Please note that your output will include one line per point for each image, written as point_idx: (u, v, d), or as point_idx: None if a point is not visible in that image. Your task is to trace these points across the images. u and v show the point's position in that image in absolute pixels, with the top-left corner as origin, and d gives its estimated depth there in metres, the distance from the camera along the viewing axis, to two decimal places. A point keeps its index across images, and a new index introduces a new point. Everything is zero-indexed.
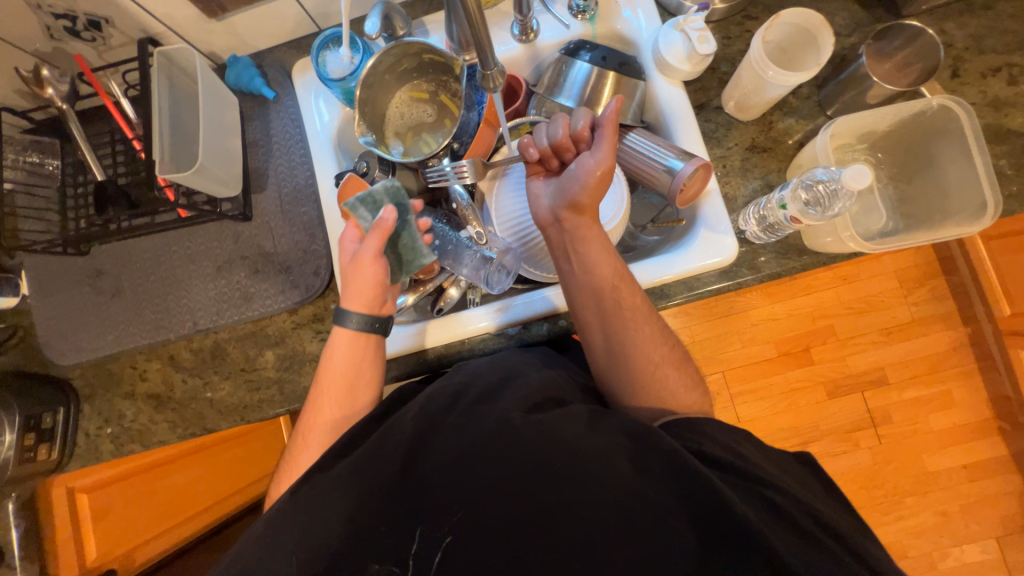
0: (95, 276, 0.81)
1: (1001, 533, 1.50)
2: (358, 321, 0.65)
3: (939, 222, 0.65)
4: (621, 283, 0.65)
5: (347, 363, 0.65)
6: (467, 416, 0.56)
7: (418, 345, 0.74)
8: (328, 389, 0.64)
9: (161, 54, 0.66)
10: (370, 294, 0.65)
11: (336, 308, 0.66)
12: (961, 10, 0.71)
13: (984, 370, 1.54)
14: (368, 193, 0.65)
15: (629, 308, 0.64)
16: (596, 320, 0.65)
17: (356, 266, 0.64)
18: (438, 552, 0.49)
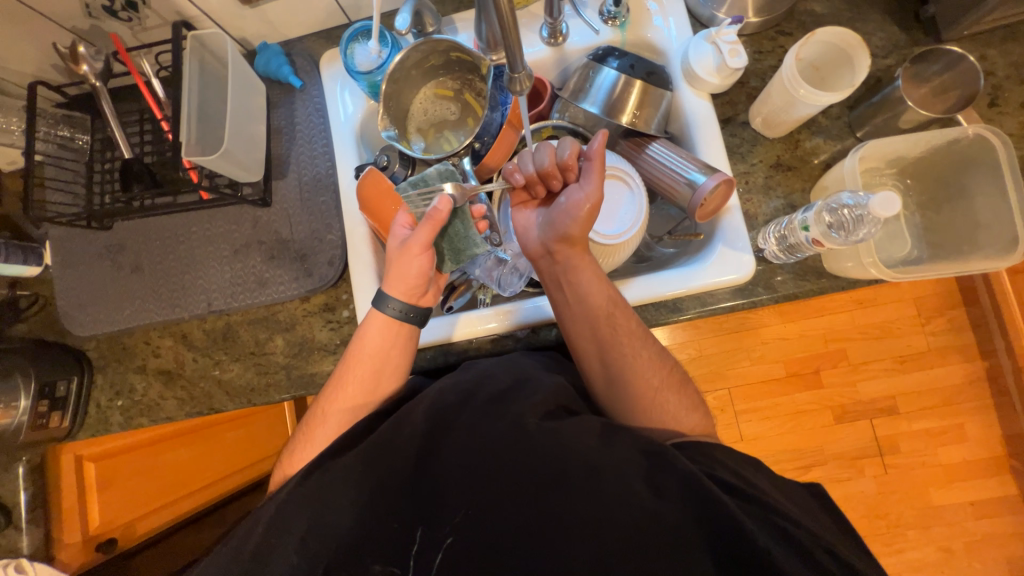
0: (115, 251, 0.83)
1: (1005, 574, 1.47)
2: (396, 310, 0.65)
3: (966, 254, 0.63)
4: (616, 309, 0.64)
5: (376, 349, 0.65)
6: (472, 416, 0.57)
7: (446, 337, 0.73)
8: (355, 373, 0.64)
9: (194, 38, 0.67)
10: (415, 283, 0.64)
11: (377, 291, 0.65)
12: (1005, 37, 0.69)
13: (1000, 406, 1.50)
14: (423, 178, 0.71)
15: (625, 332, 0.63)
16: (592, 347, 0.64)
17: (404, 252, 0.64)
18: (440, 551, 0.52)
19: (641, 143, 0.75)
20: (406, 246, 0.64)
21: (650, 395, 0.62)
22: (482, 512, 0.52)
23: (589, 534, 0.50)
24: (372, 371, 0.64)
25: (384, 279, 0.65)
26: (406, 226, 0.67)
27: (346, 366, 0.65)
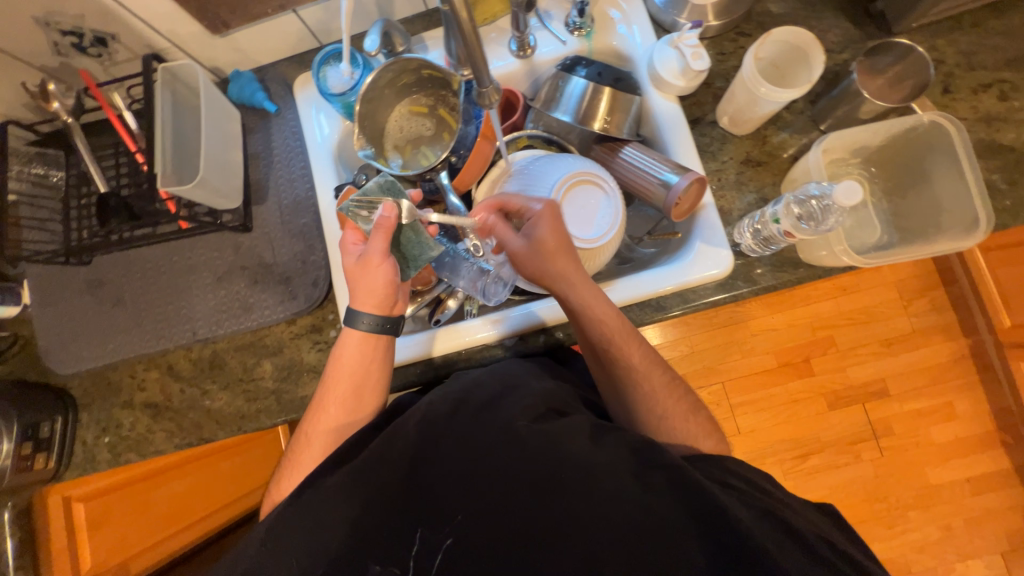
0: (95, 285, 0.82)
1: (1007, 547, 1.48)
2: (368, 323, 0.65)
3: (931, 236, 0.65)
4: (611, 342, 0.64)
5: (354, 366, 0.65)
6: (464, 427, 0.56)
7: (425, 353, 0.74)
8: (334, 391, 0.65)
9: (165, 70, 0.68)
10: (381, 292, 0.65)
11: (347, 309, 0.66)
12: (952, 27, 0.72)
13: (987, 381, 1.53)
14: (362, 193, 0.66)
15: (624, 358, 0.64)
16: (598, 368, 0.68)
17: (364, 267, 0.64)
18: (440, 554, 0.50)
19: (614, 148, 0.77)
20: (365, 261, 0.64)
21: (641, 394, 0.64)
22: (483, 516, 0.51)
23: (581, 531, 0.49)
24: (351, 386, 0.64)
25: (352, 297, 0.65)
26: (359, 242, 0.68)
27: (325, 386, 0.66)
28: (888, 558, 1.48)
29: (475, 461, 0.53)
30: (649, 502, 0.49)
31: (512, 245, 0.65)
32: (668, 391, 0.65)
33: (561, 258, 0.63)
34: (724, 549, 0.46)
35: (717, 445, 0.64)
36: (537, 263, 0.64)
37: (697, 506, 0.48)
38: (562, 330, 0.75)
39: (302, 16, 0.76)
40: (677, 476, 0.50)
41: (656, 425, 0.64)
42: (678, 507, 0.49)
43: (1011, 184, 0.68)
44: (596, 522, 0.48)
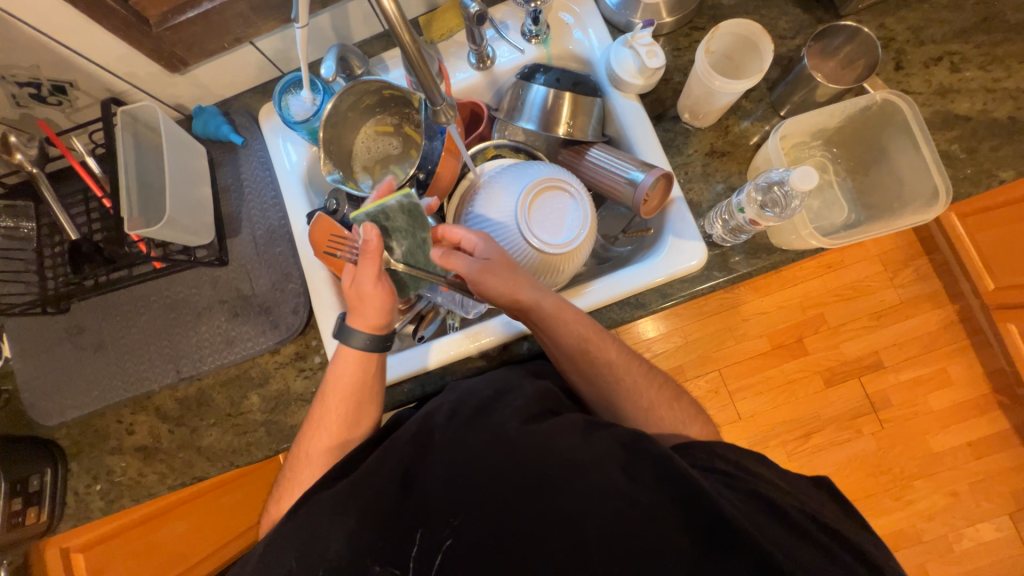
0: (75, 333, 0.81)
1: (1014, 508, 1.49)
2: (366, 341, 0.65)
3: (897, 212, 0.66)
4: (587, 342, 0.64)
5: (354, 379, 0.65)
6: (454, 430, 0.56)
7: (421, 366, 0.73)
8: (335, 406, 0.64)
9: (124, 113, 0.67)
10: (382, 313, 0.65)
11: (342, 326, 0.65)
12: (899, 5, 0.74)
13: (977, 345, 1.55)
14: (381, 210, 0.65)
15: (604, 359, 0.65)
16: (579, 379, 0.67)
17: (362, 292, 0.63)
18: (439, 556, 0.49)
19: (580, 151, 0.77)
20: (359, 286, 0.63)
21: (620, 382, 0.66)
22: (475, 520, 0.50)
23: (577, 525, 0.48)
24: (348, 398, 0.64)
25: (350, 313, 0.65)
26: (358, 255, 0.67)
27: (323, 402, 0.65)
28: (899, 530, 1.49)
29: (462, 469, 0.52)
30: (641, 498, 0.49)
31: (468, 274, 0.63)
32: (646, 375, 0.67)
33: (520, 271, 0.64)
34: (718, 543, 0.46)
35: (704, 427, 0.64)
36: (500, 280, 0.62)
37: (686, 495, 0.48)
38: None
39: (260, 47, 0.76)
40: (665, 466, 0.50)
41: (643, 412, 0.64)
42: (669, 504, 0.49)
43: (969, 153, 0.70)
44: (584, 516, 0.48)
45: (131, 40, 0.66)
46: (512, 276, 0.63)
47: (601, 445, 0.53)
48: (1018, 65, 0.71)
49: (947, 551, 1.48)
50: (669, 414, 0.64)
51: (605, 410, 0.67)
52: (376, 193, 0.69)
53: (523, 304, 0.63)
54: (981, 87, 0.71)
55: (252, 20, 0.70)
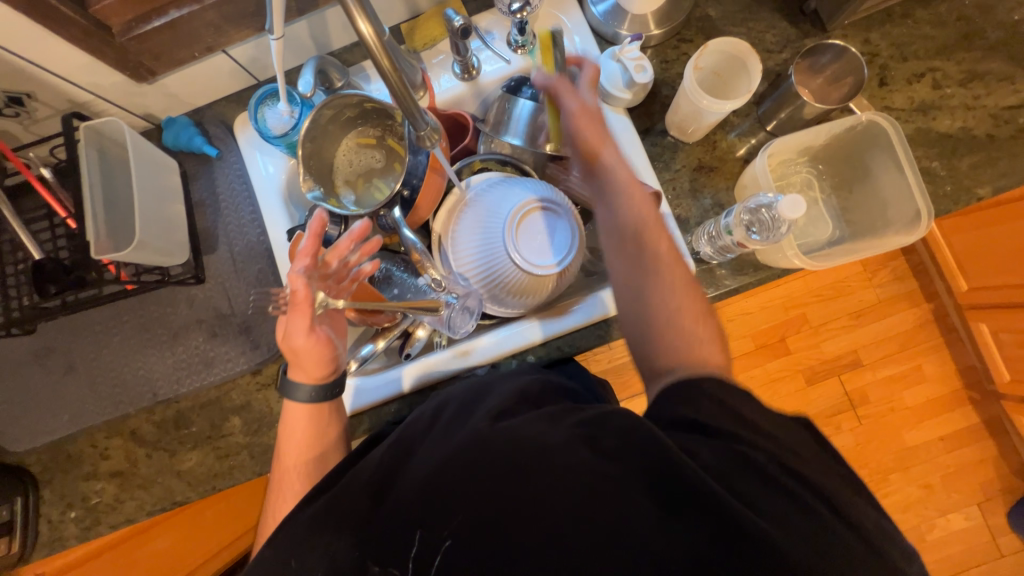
0: (43, 354, 0.78)
1: (982, 498, 1.56)
2: (309, 393, 0.62)
3: (880, 232, 0.66)
4: (642, 220, 0.56)
5: (305, 434, 0.62)
6: (430, 437, 0.48)
7: (396, 391, 0.74)
8: (291, 464, 0.60)
9: (87, 128, 0.64)
10: (321, 365, 0.61)
11: (284, 381, 0.63)
12: (883, 20, 0.74)
13: (951, 342, 1.60)
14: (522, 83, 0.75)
15: (656, 245, 0.54)
16: (622, 267, 0.55)
17: (296, 348, 0.60)
18: (438, 559, 0.40)
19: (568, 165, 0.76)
20: (292, 341, 0.60)
21: (657, 277, 0.53)
22: (476, 523, 0.40)
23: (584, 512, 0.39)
24: (301, 455, 0.61)
25: (290, 367, 0.63)
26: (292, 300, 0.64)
27: (277, 463, 0.61)
28: None
29: (433, 473, 0.43)
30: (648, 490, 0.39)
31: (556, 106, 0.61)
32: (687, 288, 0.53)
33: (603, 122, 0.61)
34: None
35: None
36: (584, 122, 0.60)
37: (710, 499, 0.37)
38: (534, 352, 0.76)
39: (233, 55, 0.73)
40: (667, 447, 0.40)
41: (670, 339, 0.50)
42: None
43: (948, 170, 0.71)
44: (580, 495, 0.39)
45: (91, 50, 0.62)
46: (596, 123, 0.60)
47: (593, 434, 0.43)
48: (997, 82, 0.72)
49: (919, 540, 1.55)
50: (696, 360, 0.48)
51: (628, 325, 0.54)
52: (308, 231, 0.59)
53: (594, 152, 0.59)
54: (962, 104, 0.72)
55: (224, 28, 0.67)
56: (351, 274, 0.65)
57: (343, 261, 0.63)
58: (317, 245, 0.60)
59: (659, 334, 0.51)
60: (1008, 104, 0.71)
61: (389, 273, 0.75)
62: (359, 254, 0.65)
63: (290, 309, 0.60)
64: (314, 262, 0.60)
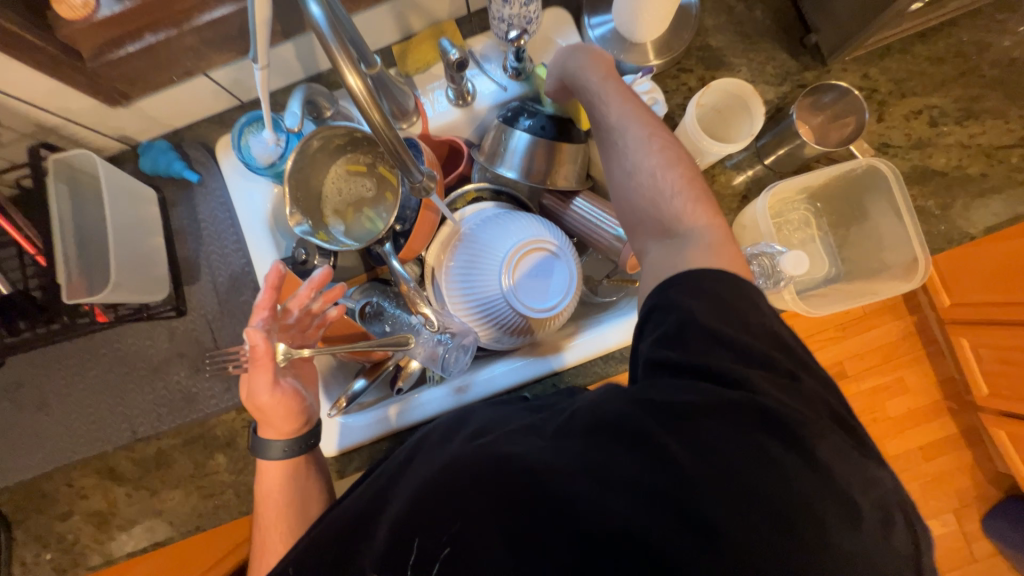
0: (13, 390, 0.74)
1: (957, 505, 1.61)
2: (282, 449, 0.62)
3: (876, 273, 0.67)
4: (597, 107, 0.58)
5: (283, 489, 0.62)
6: (422, 462, 0.49)
7: (384, 429, 0.71)
8: (272, 521, 0.60)
9: (56, 161, 0.60)
10: (290, 418, 0.61)
11: (254, 440, 0.62)
12: (882, 54, 0.73)
13: (932, 354, 1.59)
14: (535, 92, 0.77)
15: (640, 165, 0.55)
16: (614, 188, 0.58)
17: (262, 406, 0.59)
18: (437, 565, 0.42)
19: (565, 197, 0.76)
20: (256, 400, 0.59)
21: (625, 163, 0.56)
22: (473, 531, 0.42)
23: (575, 515, 0.40)
24: (284, 510, 0.61)
25: (258, 427, 0.62)
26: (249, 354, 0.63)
27: (260, 521, 0.61)
28: None
29: (426, 494, 0.44)
30: (635, 501, 0.40)
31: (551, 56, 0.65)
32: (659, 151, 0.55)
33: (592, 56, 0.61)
34: None
35: None
36: (569, 63, 0.62)
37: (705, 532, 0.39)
38: (529, 390, 0.73)
39: (214, 78, 0.69)
40: (652, 450, 0.42)
41: (656, 215, 0.54)
42: None
43: (943, 209, 0.71)
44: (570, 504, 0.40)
45: (60, 76, 0.58)
46: (583, 59, 0.61)
47: (590, 468, 0.41)
48: (993, 120, 0.72)
49: None
50: (685, 253, 0.51)
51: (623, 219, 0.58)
52: (266, 285, 0.60)
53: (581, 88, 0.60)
54: (958, 142, 0.72)
55: (204, 53, 0.63)
56: (315, 321, 0.67)
57: (304, 310, 0.64)
58: (275, 297, 0.60)
59: (647, 220, 0.55)
60: (1003, 143, 0.72)
61: (380, 308, 0.74)
62: (321, 301, 0.66)
63: (250, 367, 0.58)
64: (272, 314, 0.60)
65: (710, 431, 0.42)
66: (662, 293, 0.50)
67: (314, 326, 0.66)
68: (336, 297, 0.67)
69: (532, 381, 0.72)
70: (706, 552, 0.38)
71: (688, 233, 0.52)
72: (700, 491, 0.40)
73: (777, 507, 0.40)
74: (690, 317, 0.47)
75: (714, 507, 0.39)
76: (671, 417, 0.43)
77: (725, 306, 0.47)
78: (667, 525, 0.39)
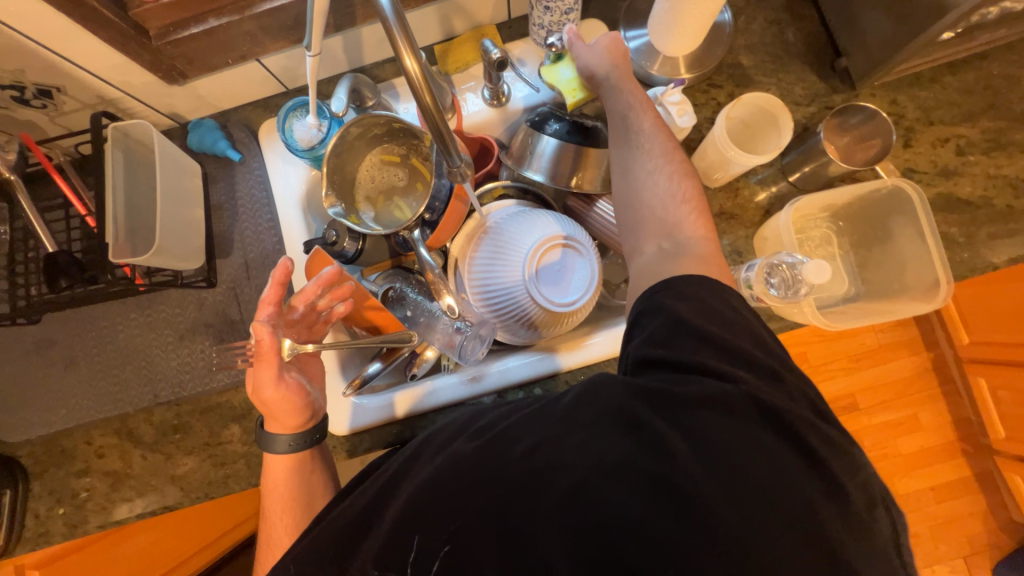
0: (45, 346, 0.77)
1: (967, 552, 1.53)
2: (289, 443, 0.64)
3: (895, 295, 0.67)
4: (631, 111, 0.62)
5: (289, 484, 0.64)
6: (420, 464, 0.48)
7: (393, 415, 0.73)
8: (278, 516, 0.63)
9: (115, 129, 0.65)
10: (294, 413, 0.64)
11: (262, 436, 0.65)
12: (911, 82, 0.75)
13: (948, 393, 1.55)
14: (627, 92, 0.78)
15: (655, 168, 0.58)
16: (623, 185, 0.60)
17: (266, 400, 0.62)
18: (438, 561, 0.42)
19: (588, 199, 0.77)
20: (261, 394, 0.62)
21: (643, 165, 0.59)
22: (474, 528, 0.42)
23: (577, 500, 0.40)
24: (290, 505, 0.63)
25: (265, 420, 0.65)
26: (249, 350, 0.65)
27: (266, 515, 0.64)
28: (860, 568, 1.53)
29: (433, 484, 0.44)
30: (633, 493, 0.40)
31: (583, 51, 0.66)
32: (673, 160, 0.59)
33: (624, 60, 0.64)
34: None
35: None
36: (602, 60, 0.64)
37: (707, 530, 0.38)
38: (541, 385, 0.74)
39: (266, 63, 0.72)
40: (648, 437, 0.42)
41: (661, 216, 0.57)
42: None
43: (968, 237, 0.72)
44: (576, 493, 0.41)
45: (128, 52, 0.62)
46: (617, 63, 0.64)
47: (598, 460, 0.42)
48: (1020, 153, 0.73)
49: None
50: (680, 260, 0.53)
51: (624, 220, 0.60)
52: (273, 280, 0.61)
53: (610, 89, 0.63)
54: (984, 172, 0.73)
55: (260, 39, 0.67)
56: (321, 317, 0.69)
57: (310, 306, 0.66)
58: (281, 293, 0.62)
59: (652, 221, 0.57)
60: None
61: (402, 293, 0.76)
62: (329, 297, 0.67)
63: (256, 361, 0.61)
64: (277, 311, 0.63)
65: (706, 424, 0.42)
66: (649, 299, 0.51)
67: (325, 317, 0.69)
68: (345, 292, 0.68)
69: (544, 377, 0.73)
70: (706, 545, 0.38)
71: (685, 242, 0.55)
72: (699, 485, 0.40)
73: (784, 513, 0.39)
74: (680, 317, 0.48)
75: (712, 502, 0.39)
76: (673, 410, 0.43)
77: (712, 311, 0.49)
78: (662, 515, 0.39)
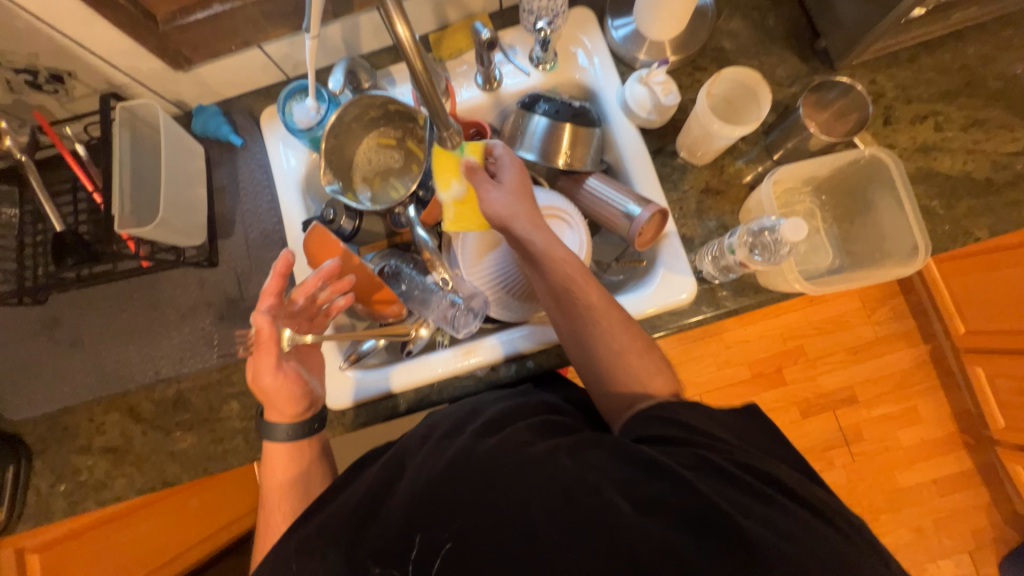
0: (51, 325, 0.78)
1: (973, 547, 1.50)
2: (287, 432, 0.66)
3: (879, 262, 0.69)
4: (550, 255, 0.63)
5: (287, 472, 0.65)
6: (424, 456, 0.50)
7: (387, 390, 0.74)
8: (274, 505, 0.64)
9: (124, 109, 0.68)
10: (293, 403, 0.65)
11: (262, 425, 0.66)
12: (889, 63, 0.77)
13: (947, 384, 1.55)
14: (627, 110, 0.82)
15: (587, 305, 0.62)
16: (563, 323, 0.64)
17: (265, 388, 0.63)
18: (437, 562, 0.42)
19: (578, 178, 0.78)
20: (261, 382, 0.63)
21: (595, 326, 0.62)
22: (473, 531, 0.43)
23: (606, 523, 0.41)
24: (285, 493, 0.64)
25: (266, 409, 0.67)
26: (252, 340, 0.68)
27: (262, 505, 0.65)
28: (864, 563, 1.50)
29: (443, 472, 0.46)
30: (664, 518, 0.42)
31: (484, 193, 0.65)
32: (600, 295, 0.63)
33: (522, 197, 0.64)
34: None
35: None
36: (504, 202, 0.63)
37: (729, 537, 0.41)
38: (534, 358, 0.75)
39: (268, 51, 0.76)
40: (666, 474, 0.45)
41: (600, 352, 0.62)
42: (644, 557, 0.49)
43: (948, 209, 0.73)
44: (598, 514, 0.42)
45: (137, 36, 0.65)
46: (516, 202, 0.64)
47: (624, 482, 0.44)
48: (997, 128, 0.75)
49: None
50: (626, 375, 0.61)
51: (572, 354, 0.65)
52: (274, 272, 0.64)
53: (519, 230, 0.63)
54: (962, 147, 0.75)
55: (262, 25, 0.70)
56: (322, 309, 0.71)
57: (310, 298, 0.68)
58: (282, 284, 0.64)
59: (595, 358, 0.62)
60: (1006, 151, 0.74)
61: (397, 269, 0.78)
62: (329, 290, 0.69)
63: (256, 349, 0.63)
64: (278, 302, 0.64)
65: (712, 462, 0.47)
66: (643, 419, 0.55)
67: (326, 309, 0.71)
68: (344, 286, 0.69)
69: (535, 350, 0.75)
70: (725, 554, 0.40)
71: (623, 365, 0.61)
72: (721, 505, 0.42)
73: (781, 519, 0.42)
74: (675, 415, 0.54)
75: (737, 521, 0.41)
76: (692, 463, 0.47)
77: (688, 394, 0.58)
78: (692, 538, 0.41)
